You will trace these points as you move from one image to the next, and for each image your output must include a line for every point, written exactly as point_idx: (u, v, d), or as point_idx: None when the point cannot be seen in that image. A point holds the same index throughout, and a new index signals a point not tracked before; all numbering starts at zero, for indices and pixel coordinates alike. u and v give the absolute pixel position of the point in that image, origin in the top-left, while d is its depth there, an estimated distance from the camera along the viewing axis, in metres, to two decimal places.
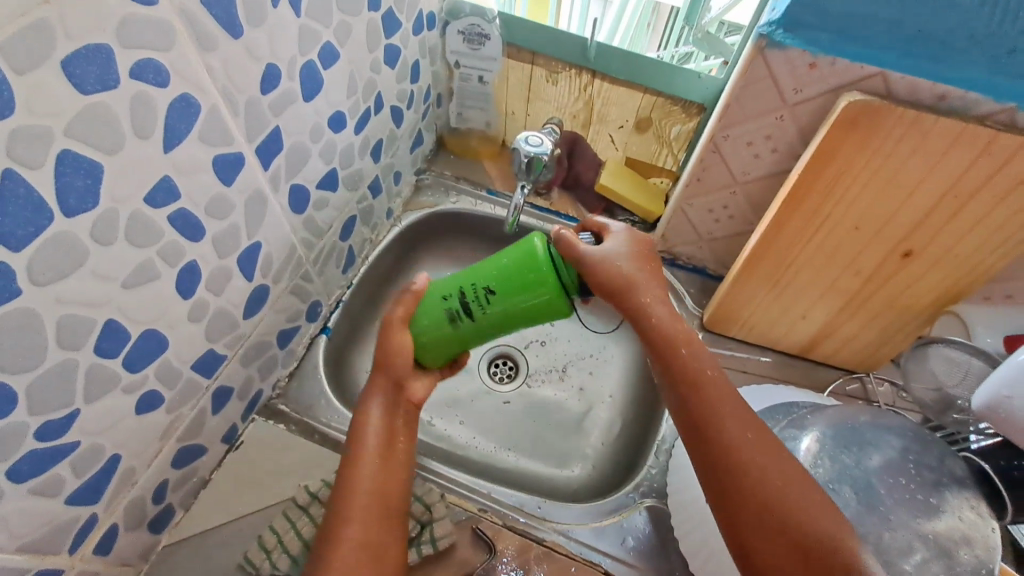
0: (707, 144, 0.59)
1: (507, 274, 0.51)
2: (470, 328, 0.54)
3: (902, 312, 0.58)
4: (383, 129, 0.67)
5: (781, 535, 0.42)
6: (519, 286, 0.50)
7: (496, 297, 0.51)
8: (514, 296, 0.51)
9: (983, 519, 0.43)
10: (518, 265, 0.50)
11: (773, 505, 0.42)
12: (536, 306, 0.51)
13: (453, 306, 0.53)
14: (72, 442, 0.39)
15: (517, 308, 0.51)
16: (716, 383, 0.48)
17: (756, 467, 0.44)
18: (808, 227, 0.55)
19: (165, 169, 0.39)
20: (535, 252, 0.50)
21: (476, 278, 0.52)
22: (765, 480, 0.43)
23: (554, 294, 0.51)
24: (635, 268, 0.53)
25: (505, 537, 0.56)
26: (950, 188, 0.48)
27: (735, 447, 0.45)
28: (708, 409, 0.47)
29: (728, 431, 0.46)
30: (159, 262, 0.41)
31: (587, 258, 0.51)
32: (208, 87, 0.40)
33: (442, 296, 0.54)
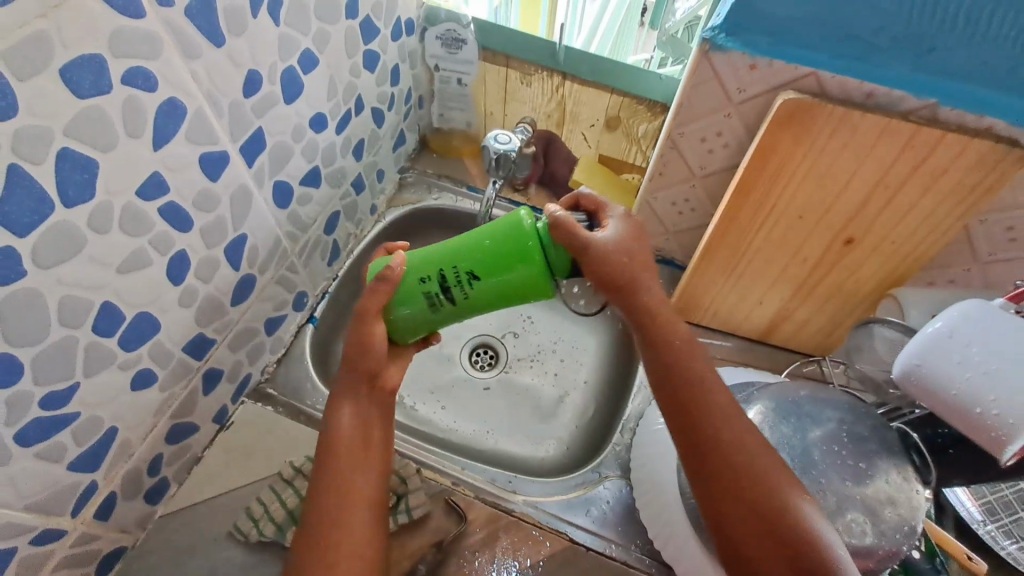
0: (665, 142, 0.63)
1: (493, 254, 0.49)
2: (452, 310, 0.52)
3: (848, 295, 0.63)
4: (365, 129, 0.71)
5: (750, 503, 0.44)
6: (505, 266, 0.49)
7: (480, 280, 0.50)
8: (501, 276, 0.49)
9: (908, 483, 0.48)
10: (505, 247, 0.49)
11: (741, 477, 0.45)
12: (523, 286, 0.50)
13: (432, 286, 0.51)
14: (73, 412, 0.43)
15: (504, 288, 0.50)
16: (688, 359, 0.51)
17: (728, 438, 0.47)
18: (758, 217, 0.59)
19: (155, 166, 0.43)
20: (523, 231, 0.49)
21: (457, 260, 0.50)
22: (733, 452, 0.46)
23: (541, 274, 0.49)
24: (632, 252, 0.53)
25: (476, 507, 0.59)
26: (880, 179, 0.53)
27: (706, 419, 0.48)
28: (682, 384, 0.49)
29: (703, 405, 0.48)
30: (151, 250, 0.45)
31: (586, 242, 0.49)
32: (192, 91, 0.44)
33: (420, 277, 0.51)
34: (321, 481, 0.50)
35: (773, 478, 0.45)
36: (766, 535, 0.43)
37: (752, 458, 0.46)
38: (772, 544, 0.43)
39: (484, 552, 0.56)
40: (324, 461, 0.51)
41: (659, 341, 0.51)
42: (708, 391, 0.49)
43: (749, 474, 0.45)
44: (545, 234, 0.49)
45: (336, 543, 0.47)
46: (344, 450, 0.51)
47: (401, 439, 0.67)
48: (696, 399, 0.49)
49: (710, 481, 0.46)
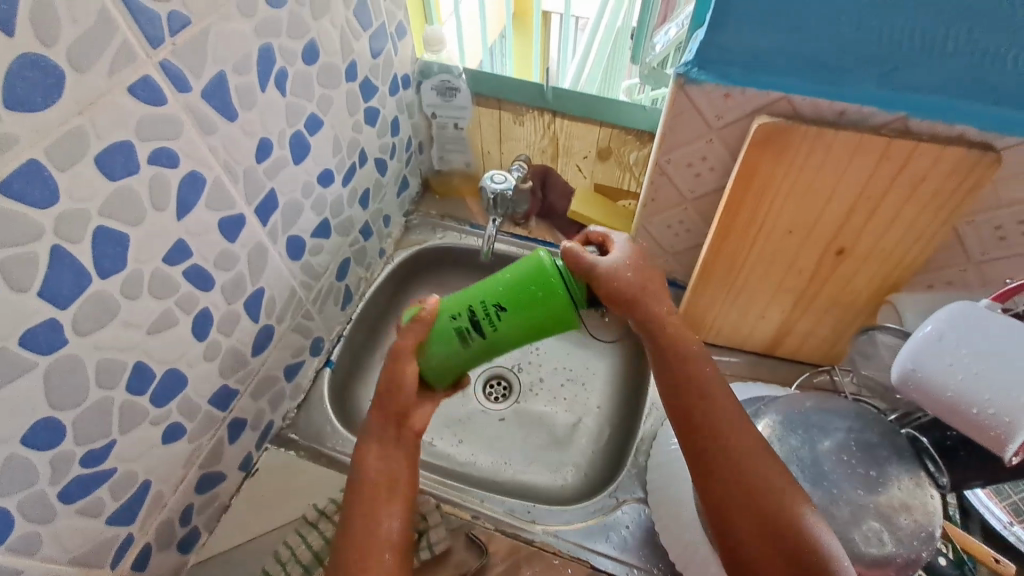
0: (654, 170, 0.66)
1: (517, 291, 0.52)
2: (483, 342, 0.55)
3: (848, 304, 0.64)
4: (369, 179, 0.75)
5: (762, 521, 0.44)
6: (531, 301, 0.52)
7: (507, 314, 0.53)
8: (526, 309, 0.52)
9: (921, 488, 0.48)
10: (525, 282, 0.52)
11: (757, 492, 0.45)
12: (548, 317, 0.53)
13: (463, 323, 0.54)
14: (110, 468, 0.46)
15: (529, 320, 0.53)
16: (703, 373, 0.52)
17: (741, 454, 0.47)
18: (749, 234, 0.61)
19: (179, 233, 0.47)
20: (546, 268, 0.52)
21: (485, 295, 0.53)
22: (750, 467, 0.46)
23: (565, 304, 0.52)
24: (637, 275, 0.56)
25: (496, 539, 0.60)
26: (863, 190, 0.55)
27: (718, 432, 0.48)
28: (693, 398, 0.50)
29: (713, 420, 0.49)
30: (177, 310, 0.48)
31: (599, 267, 0.53)
32: (211, 163, 0.48)
33: (452, 315, 0.55)
34: (355, 520, 0.51)
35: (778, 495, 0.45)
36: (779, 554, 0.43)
37: (768, 475, 0.46)
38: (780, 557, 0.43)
39: None
40: (348, 504, 0.52)
41: (669, 356, 0.53)
42: (722, 406, 0.50)
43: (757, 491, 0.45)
44: (565, 268, 0.52)
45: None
46: (374, 492, 0.52)
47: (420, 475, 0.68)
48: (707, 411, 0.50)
49: (718, 498, 0.47)
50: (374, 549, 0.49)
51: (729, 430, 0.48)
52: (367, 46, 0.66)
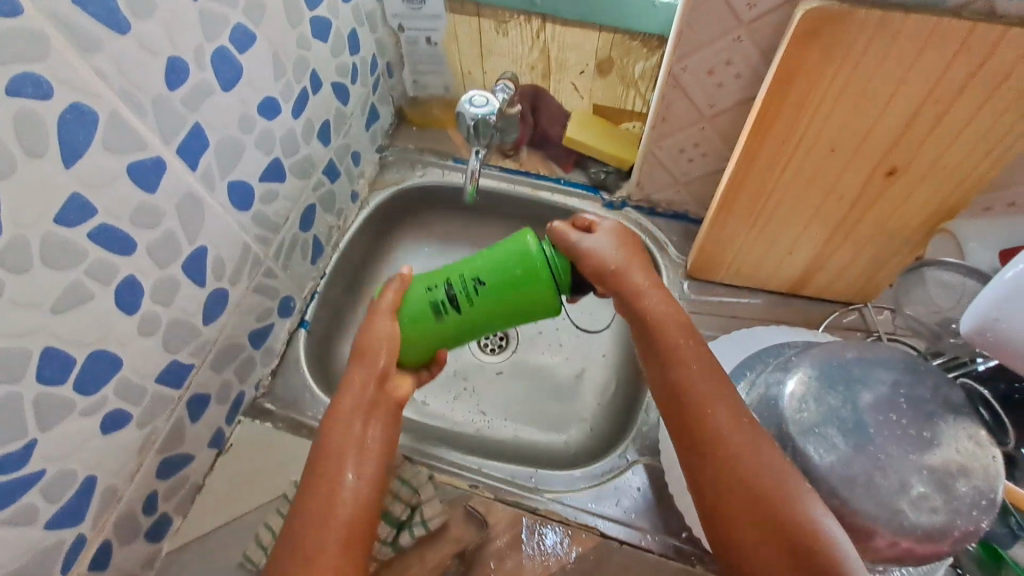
0: (666, 80, 0.55)
1: (500, 269, 0.48)
2: (455, 322, 0.50)
3: (894, 236, 0.55)
4: (328, 109, 0.64)
5: (766, 529, 0.38)
6: (513, 282, 0.48)
7: (486, 291, 0.48)
8: (507, 290, 0.48)
9: (982, 449, 0.41)
10: (512, 262, 0.48)
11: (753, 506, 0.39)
12: (529, 306, 0.49)
13: (438, 296, 0.50)
14: (37, 470, 0.39)
15: (509, 301, 0.48)
16: (692, 356, 0.45)
17: (735, 450, 0.41)
18: (782, 154, 0.51)
19: (72, 186, 0.37)
20: (529, 251, 0.47)
21: (465, 270, 0.49)
22: (750, 472, 0.40)
23: (547, 292, 0.48)
24: (622, 258, 0.50)
25: (497, 510, 0.55)
26: (930, 94, 0.44)
27: (705, 429, 0.42)
28: (685, 395, 0.44)
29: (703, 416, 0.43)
30: (90, 282, 0.40)
31: (576, 247, 0.49)
32: (100, 90, 0.38)
33: (427, 287, 0.50)
34: (305, 502, 0.42)
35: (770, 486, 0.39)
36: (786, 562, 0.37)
37: (770, 470, 0.40)
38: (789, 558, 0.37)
39: (511, 555, 0.53)
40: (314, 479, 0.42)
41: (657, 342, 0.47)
42: (712, 394, 0.44)
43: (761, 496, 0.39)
44: (548, 244, 0.49)
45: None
46: (335, 460, 0.43)
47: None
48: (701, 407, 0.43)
49: (715, 507, 0.41)
50: (326, 535, 0.40)
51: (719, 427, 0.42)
52: None
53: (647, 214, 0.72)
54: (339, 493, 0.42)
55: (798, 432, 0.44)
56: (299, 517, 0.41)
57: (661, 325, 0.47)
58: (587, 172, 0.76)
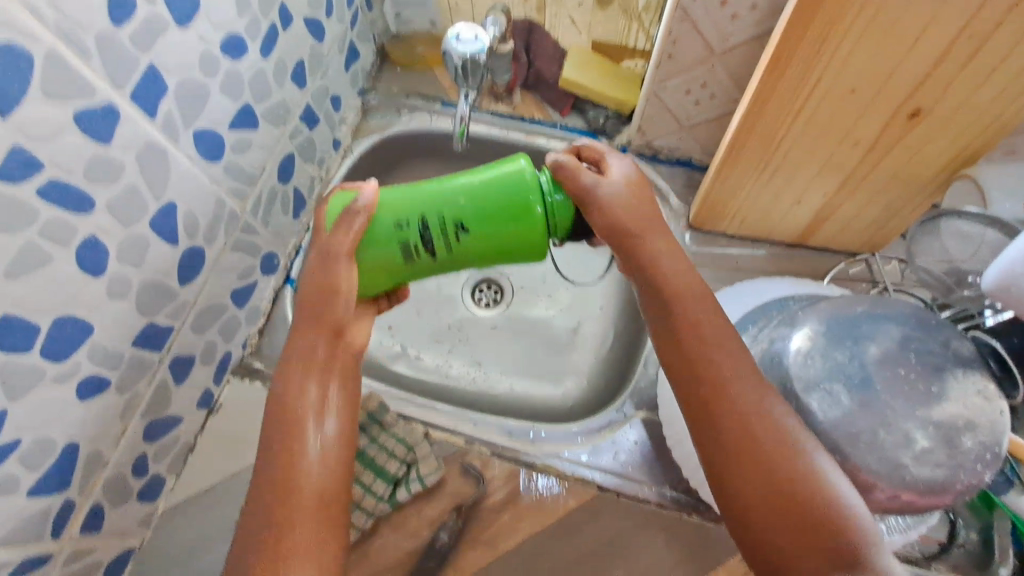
0: (673, 11, 0.50)
1: (487, 208, 0.43)
2: (426, 264, 0.46)
3: (908, 183, 0.52)
4: (302, 47, 0.58)
5: (754, 471, 0.39)
6: (500, 225, 0.44)
7: (469, 234, 0.44)
8: (493, 231, 0.44)
9: (990, 403, 0.40)
10: (503, 202, 0.43)
11: (790, 492, 0.38)
12: (513, 245, 0.45)
13: (410, 235, 0.45)
14: (12, 441, 0.38)
15: (492, 245, 0.45)
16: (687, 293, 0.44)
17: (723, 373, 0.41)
18: (798, 96, 0.47)
19: (13, 137, 0.33)
20: (526, 180, 0.43)
21: (444, 204, 0.44)
22: (777, 460, 0.39)
23: (539, 232, 0.44)
24: (641, 211, 0.46)
25: (493, 467, 0.55)
26: (967, 25, 0.40)
27: (722, 418, 0.41)
28: (701, 380, 0.42)
29: (730, 410, 0.40)
30: (46, 243, 0.36)
31: (593, 193, 0.44)
32: (33, 25, 0.33)
33: (396, 221, 0.45)
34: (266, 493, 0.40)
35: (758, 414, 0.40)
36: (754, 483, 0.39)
37: (751, 397, 0.40)
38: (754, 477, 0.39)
39: (509, 509, 0.53)
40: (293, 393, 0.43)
41: (663, 320, 0.44)
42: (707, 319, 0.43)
43: (788, 477, 0.38)
44: (552, 188, 0.44)
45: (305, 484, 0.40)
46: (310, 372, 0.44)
47: (381, 385, 0.62)
48: (718, 394, 0.41)
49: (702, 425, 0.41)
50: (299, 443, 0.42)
51: (754, 417, 0.40)
52: None
53: (648, 160, 0.68)
54: (304, 466, 0.41)
55: (801, 388, 0.43)
56: (261, 510, 0.40)
57: (686, 311, 0.44)
58: (585, 116, 0.71)
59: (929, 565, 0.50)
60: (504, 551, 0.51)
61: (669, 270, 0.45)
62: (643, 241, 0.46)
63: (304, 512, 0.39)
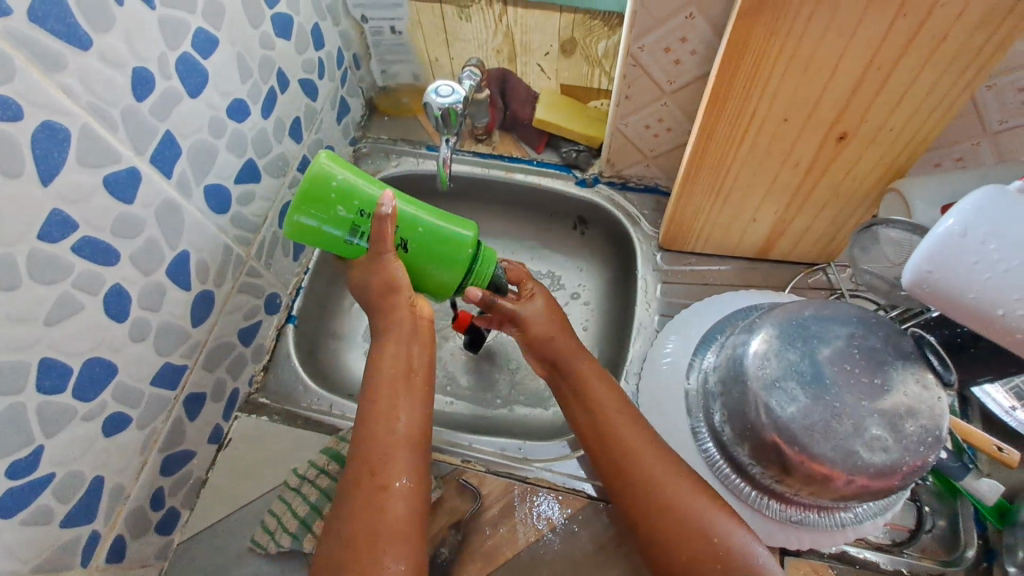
0: (625, 59, 0.57)
1: (431, 245, 0.53)
2: (351, 249, 0.52)
3: (849, 197, 0.58)
4: (298, 106, 0.64)
5: (688, 542, 0.46)
6: (431, 262, 0.54)
7: (406, 253, 0.53)
8: (423, 262, 0.54)
9: (928, 390, 0.45)
10: (445, 250, 0.54)
11: (711, 563, 0.44)
12: (433, 279, 0.55)
13: (359, 221, 0.50)
14: (47, 474, 0.42)
15: (415, 270, 0.54)
16: (603, 396, 0.54)
17: (637, 463, 0.50)
18: (738, 128, 0.54)
19: (52, 203, 0.38)
20: (467, 243, 0.54)
21: (406, 221, 0.52)
22: (700, 538, 0.45)
23: (456, 282, 0.55)
24: (547, 324, 0.58)
25: (489, 482, 0.58)
26: (871, 62, 0.46)
27: (645, 503, 0.48)
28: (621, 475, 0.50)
29: (650, 499, 0.48)
30: (78, 293, 0.41)
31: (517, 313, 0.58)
32: (70, 107, 0.38)
33: (359, 206, 0.50)
34: (359, 440, 0.48)
35: (671, 489, 0.48)
36: (693, 554, 0.45)
37: (670, 485, 0.48)
38: (690, 549, 0.45)
39: (505, 522, 0.56)
40: (375, 376, 0.50)
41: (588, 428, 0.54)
42: (624, 419, 0.52)
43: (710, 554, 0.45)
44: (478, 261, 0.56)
45: (393, 439, 0.47)
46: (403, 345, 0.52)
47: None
48: (634, 489, 0.49)
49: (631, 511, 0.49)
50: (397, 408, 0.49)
51: (672, 495, 0.47)
52: None
53: (619, 189, 0.74)
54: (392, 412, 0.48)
55: (762, 387, 0.48)
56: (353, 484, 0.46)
57: (605, 420, 0.53)
58: (559, 152, 0.77)
59: (902, 550, 0.54)
60: (503, 561, 0.54)
61: (591, 378, 0.55)
62: (568, 367, 0.56)
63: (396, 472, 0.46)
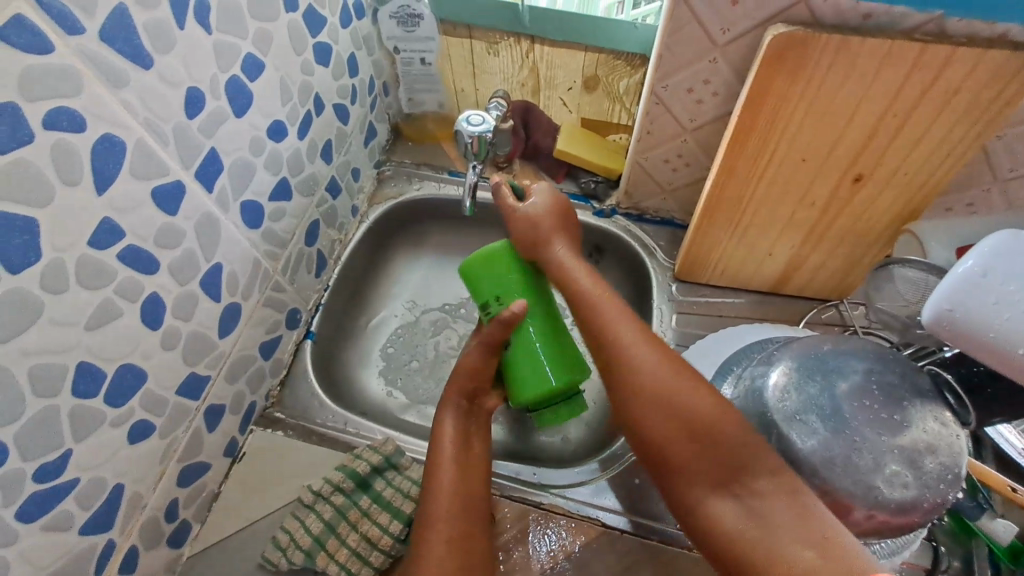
0: (649, 97, 0.60)
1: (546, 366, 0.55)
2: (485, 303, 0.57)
3: (862, 237, 0.59)
4: (330, 129, 0.67)
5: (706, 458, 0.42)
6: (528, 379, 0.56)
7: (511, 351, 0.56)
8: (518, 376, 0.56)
9: (946, 428, 0.45)
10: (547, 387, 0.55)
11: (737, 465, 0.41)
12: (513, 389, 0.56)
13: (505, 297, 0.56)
14: (72, 479, 0.42)
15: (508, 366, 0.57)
16: (591, 296, 0.53)
17: (637, 368, 0.48)
18: (757, 167, 0.56)
19: (103, 212, 0.40)
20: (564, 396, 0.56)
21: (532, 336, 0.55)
22: (720, 449, 0.42)
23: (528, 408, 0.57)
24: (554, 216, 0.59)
25: (503, 505, 0.58)
26: (887, 109, 0.49)
27: (646, 384, 0.47)
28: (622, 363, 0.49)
29: (664, 409, 0.45)
30: (118, 300, 0.42)
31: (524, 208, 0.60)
32: (129, 123, 0.40)
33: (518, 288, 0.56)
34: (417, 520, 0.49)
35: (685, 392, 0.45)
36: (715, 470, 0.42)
37: (680, 389, 0.45)
38: (703, 460, 0.43)
39: (518, 548, 0.55)
40: (433, 455, 0.53)
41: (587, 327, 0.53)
42: (619, 321, 0.51)
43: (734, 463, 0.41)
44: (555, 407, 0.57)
45: (438, 520, 0.48)
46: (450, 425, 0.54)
47: (397, 432, 0.65)
48: (638, 398, 0.47)
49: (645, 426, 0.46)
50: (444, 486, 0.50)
51: (688, 407, 0.44)
52: None
53: (636, 221, 0.76)
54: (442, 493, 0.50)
55: (781, 419, 0.48)
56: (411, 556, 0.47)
57: (595, 303, 0.53)
58: (578, 182, 0.79)
59: None
60: None
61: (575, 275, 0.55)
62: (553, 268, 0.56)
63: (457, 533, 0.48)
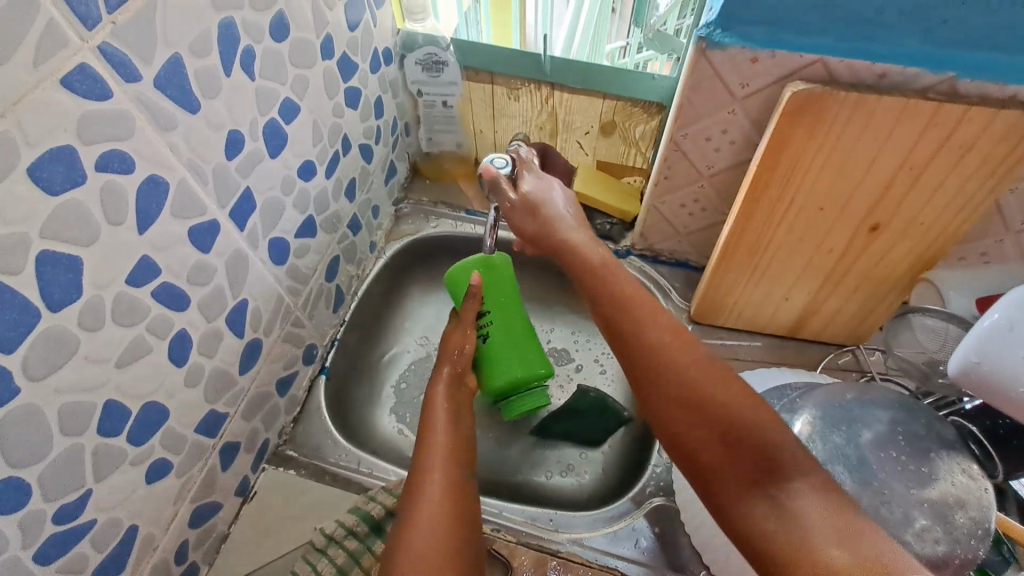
0: (668, 145, 0.62)
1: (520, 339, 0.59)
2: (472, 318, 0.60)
3: (879, 284, 0.60)
4: (355, 168, 0.68)
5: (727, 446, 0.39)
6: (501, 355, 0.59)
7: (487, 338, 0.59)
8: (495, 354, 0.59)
9: (975, 481, 0.45)
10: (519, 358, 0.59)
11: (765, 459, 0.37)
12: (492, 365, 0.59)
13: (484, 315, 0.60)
14: (90, 519, 0.41)
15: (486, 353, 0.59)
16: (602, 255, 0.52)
17: (651, 349, 0.45)
18: (774, 216, 0.57)
19: (142, 250, 0.40)
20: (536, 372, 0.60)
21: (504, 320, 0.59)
22: (747, 437, 0.38)
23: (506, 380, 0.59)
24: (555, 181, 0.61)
25: (519, 553, 0.55)
26: (903, 162, 0.50)
27: (654, 344, 0.45)
28: (642, 366, 0.45)
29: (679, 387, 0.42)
30: (149, 337, 0.42)
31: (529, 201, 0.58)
32: (174, 164, 0.41)
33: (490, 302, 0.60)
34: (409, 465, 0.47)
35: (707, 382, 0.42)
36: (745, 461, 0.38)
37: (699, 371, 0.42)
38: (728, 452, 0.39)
39: None
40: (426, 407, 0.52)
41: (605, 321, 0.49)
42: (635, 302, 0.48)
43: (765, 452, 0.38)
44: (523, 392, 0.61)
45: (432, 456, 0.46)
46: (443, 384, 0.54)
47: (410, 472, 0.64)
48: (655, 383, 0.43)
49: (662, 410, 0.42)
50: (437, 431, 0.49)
51: (708, 394, 0.41)
52: (342, 17, 0.58)
53: (650, 262, 0.77)
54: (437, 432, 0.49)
55: None
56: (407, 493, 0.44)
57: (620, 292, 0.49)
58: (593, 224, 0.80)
59: None
60: None
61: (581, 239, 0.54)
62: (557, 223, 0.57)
63: (448, 466, 0.46)
